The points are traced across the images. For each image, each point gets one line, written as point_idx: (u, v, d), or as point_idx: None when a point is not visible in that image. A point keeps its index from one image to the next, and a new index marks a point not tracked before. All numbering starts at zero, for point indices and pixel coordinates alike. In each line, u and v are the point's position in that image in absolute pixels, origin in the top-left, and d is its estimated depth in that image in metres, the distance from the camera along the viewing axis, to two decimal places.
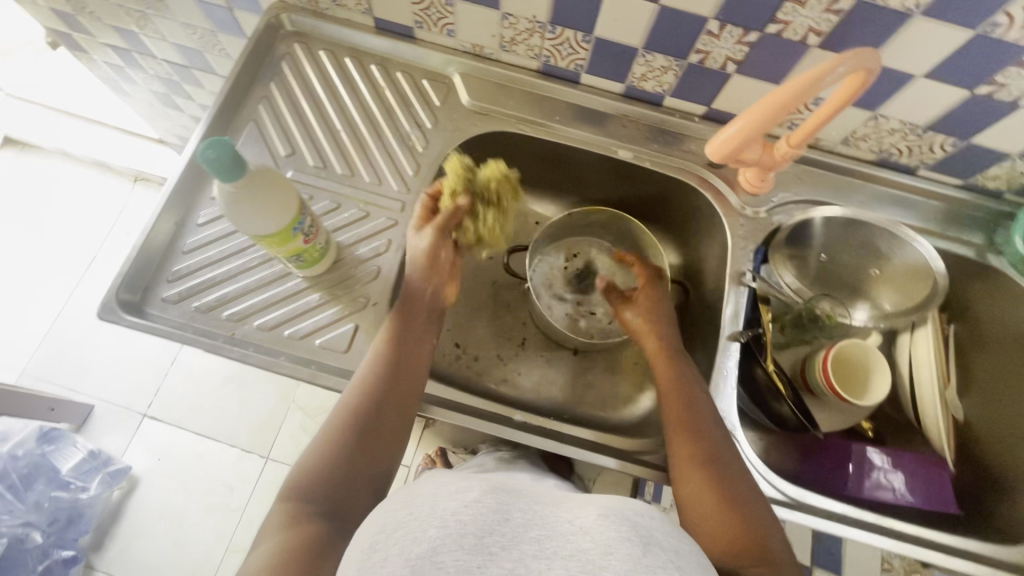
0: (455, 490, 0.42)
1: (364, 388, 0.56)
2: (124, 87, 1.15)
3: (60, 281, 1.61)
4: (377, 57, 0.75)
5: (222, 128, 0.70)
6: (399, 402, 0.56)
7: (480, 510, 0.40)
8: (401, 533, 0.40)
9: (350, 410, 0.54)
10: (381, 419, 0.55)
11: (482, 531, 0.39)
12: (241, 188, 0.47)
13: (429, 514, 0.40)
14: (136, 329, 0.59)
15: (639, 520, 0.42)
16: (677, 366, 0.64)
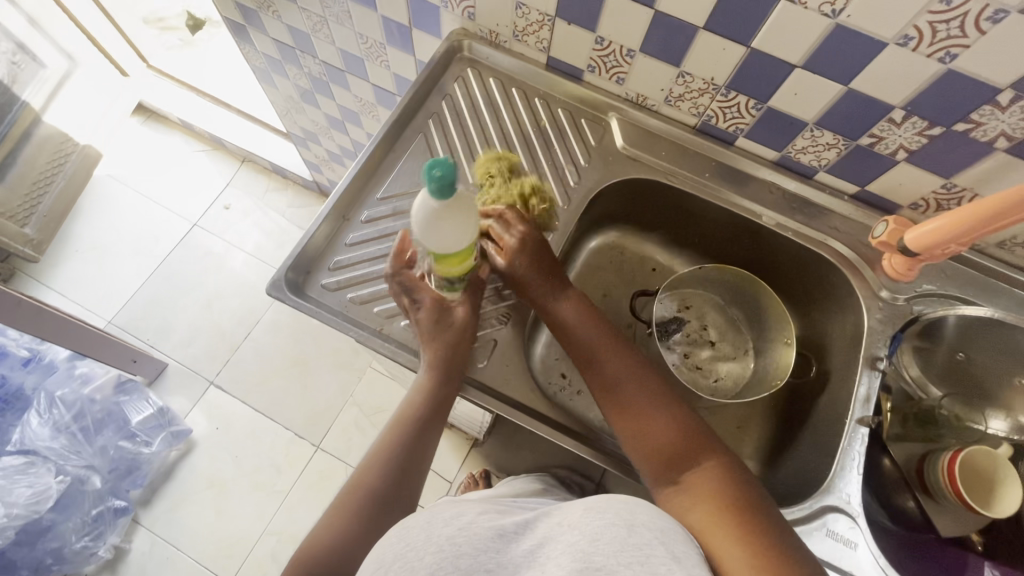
0: (449, 516, 0.46)
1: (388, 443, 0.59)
2: (272, 79, 1.23)
3: (159, 243, 1.71)
4: (541, 92, 0.79)
5: (394, 135, 0.74)
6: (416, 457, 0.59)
7: (479, 531, 0.45)
8: (399, 566, 0.42)
9: (373, 462, 0.58)
10: (403, 469, 0.59)
11: (478, 550, 0.43)
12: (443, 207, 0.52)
13: (425, 542, 0.44)
14: (297, 309, 0.63)
15: (624, 507, 0.44)
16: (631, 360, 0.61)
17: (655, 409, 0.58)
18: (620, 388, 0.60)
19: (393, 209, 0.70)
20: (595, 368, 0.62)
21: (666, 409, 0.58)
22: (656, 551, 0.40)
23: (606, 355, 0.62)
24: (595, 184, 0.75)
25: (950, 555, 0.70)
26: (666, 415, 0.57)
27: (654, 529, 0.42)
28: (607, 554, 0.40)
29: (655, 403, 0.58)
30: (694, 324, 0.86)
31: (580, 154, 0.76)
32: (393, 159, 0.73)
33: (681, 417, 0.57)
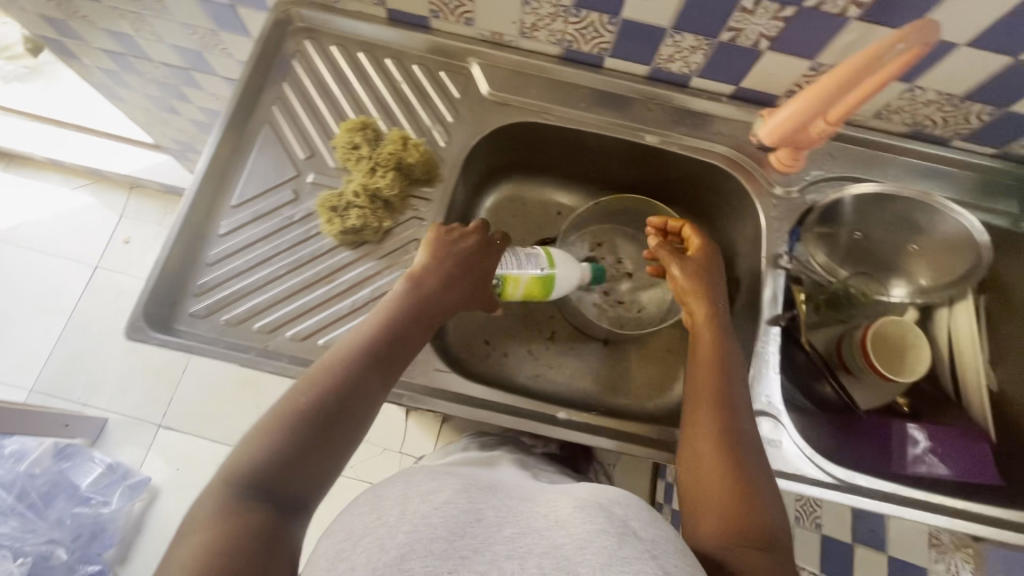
0: (425, 491, 0.43)
1: (343, 362, 0.51)
2: (118, 92, 1.10)
3: (63, 295, 1.58)
4: (390, 50, 0.72)
5: (236, 133, 0.67)
6: (375, 381, 0.51)
7: (453, 510, 0.41)
8: (367, 540, 0.39)
9: (323, 377, 0.49)
10: (359, 392, 0.50)
11: (453, 534, 0.39)
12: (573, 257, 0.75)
13: (397, 520, 0.40)
14: (166, 347, 0.57)
15: (617, 510, 0.41)
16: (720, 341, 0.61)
17: (718, 412, 0.55)
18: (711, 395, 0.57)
19: (252, 214, 0.64)
20: (696, 378, 0.58)
21: (715, 401, 0.56)
22: (645, 564, 0.37)
23: (715, 365, 0.59)
24: (469, 139, 0.69)
25: (873, 421, 0.69)
26: (731, 417, 0.55)
27: (645, 539, 0.39)
28: (593, 566, 0.37)
29: (724, 415, 0.55)
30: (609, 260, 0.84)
31: (445, 110, 0.70)
32: (241, 159, 0.66)
33: (735, 426, 0.54)
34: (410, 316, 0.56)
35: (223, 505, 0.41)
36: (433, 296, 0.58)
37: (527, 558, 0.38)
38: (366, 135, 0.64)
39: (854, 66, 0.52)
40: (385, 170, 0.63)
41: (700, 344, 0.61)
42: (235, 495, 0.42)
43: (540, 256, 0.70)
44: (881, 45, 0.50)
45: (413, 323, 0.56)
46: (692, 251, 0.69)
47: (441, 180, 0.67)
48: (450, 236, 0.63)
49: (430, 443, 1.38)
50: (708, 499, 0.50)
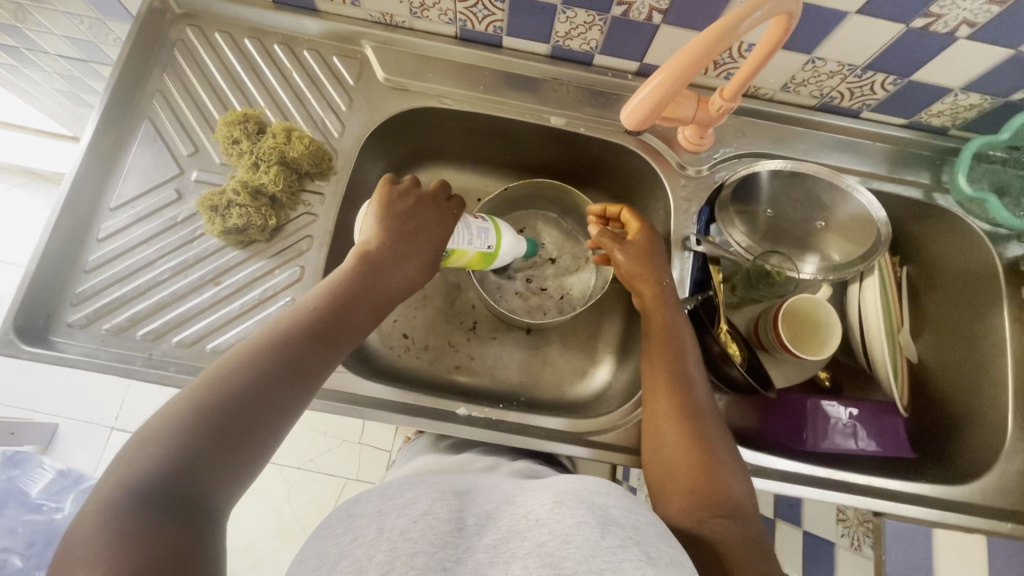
0: (403, 505, 0.41)
1: (280, 346, 0.45)
2: (25, 86, 1.05)
3: (4, 300, 1.53)
4: (279, 36, 0.68)
5: (114, 131, 0.63)
6: (319, 364, 0.46)
7: (435, 524, 0.39)
8: (344, 564, 0.37)
9: (253, 360, 0.43)
10: (301, 374, 0.45)
11: (435, 547, 0.37)
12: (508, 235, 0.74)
13: (376, 539, 0.38)
14: (40, 360, 0.55)
15: (597, 500, 0.41)
16: (671, 316, 0.60)
17: (676, 394, 0.54)
18: (666, 378, 0.56)
19: (133, 216, 0.61)
20: (650, 355, 0.58)
21: (667, 372, 0.56)
22: (629, 554, 0.36)
23: (664, 338, 0.59)
24: (364, 128, 0.67)
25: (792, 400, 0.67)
26: (690, 400, 0.54)
27: (629, 527, 0.39)
28: (578, 559, 0.35)
29: (681, 397, 0.54)
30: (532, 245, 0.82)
31: (338, 99, 0.67)
32: (121, 159, 0.63)
33: (696, 406, 0.54)
34: (356, 297, 0.51)
35: (125, 506, 0.33)
36: (381, 277, 0.54)
37: (513, 560, 0.37)
38: (246, 128, 0.61)
39: (668, 95, 0.49)
40: (269, 164, 0.60)
41: (652, 330, 0.60)
42: (135, 494, 0.34)
43: (488, 232, 0.66)
44: (670, 76, 0.48)
45: (358, 305, 0.51)
46: (631, 234, 0.67)
47: (335, 174, 0.65)
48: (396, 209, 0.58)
49: (389, 434, 1.36)
50: (675, 485, 0.49)
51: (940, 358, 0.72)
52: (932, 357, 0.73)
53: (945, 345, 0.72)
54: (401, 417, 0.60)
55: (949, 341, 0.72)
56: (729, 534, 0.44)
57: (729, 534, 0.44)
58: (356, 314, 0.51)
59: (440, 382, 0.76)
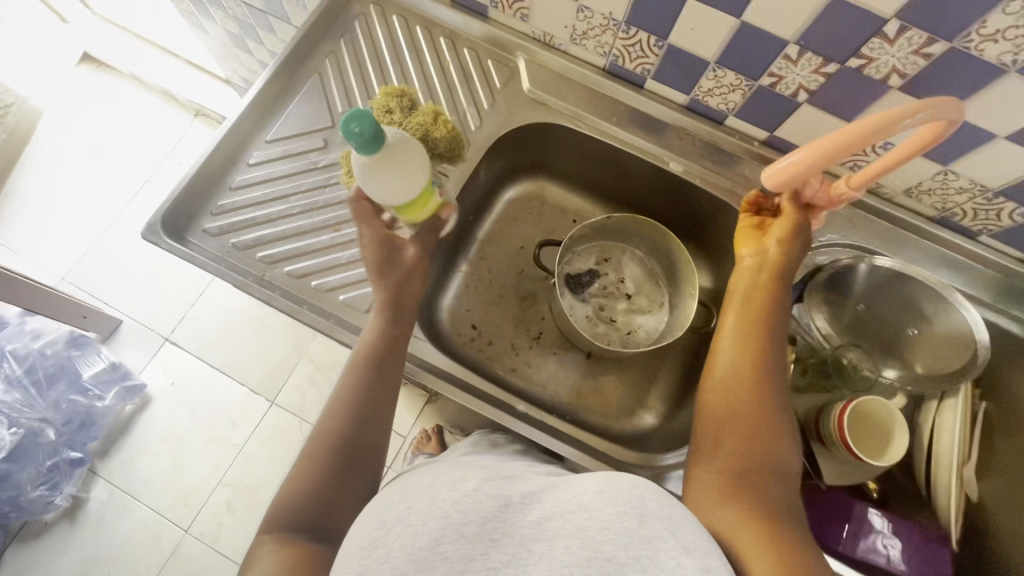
0: (452, 483, 0.45)
1: (340, 410, 0.55)
2: (201, 20, 1.18)
3: (111, 198, 1.66)
4: (447, 30, 0.75)
5: (287, 78, 0.71)
6: (376, 416, 0.56)
7: (482, 500, 0.42)
8: (401, 528, 0.40)
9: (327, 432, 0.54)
10: (369, 404, 0.56)
11: (484, 519, 0.40)
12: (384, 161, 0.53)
13: (429, 506, 0.42)
14: (174, 254, 0.61)
15: (632, 492, 0.42)
16: (767, 319, 0.59)
17: (742, 402, 0.54)
18: (730, 385, 0.55)
19: (282, 152, 0.68)
20: (727, 348, 0.59)
21: (738, 374, 0.56)
22: (663, 543, 0.39)
23: (752, 336, 0.58)
24: (498, 129, 0.72)
25: (836, 496, 0.68)
26: (758, 415, 0.53)
27: (663, 519, 0.41)
28: (617, 545, 0.38)
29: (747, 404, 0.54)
30: (614, 276, 0.85)
31: (483, 97, 0.73)
32: (285, 102, 0.71)
33: (763, 411, 0.53)
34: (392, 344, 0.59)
35: (289, 521, 0.48)
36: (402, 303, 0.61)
37: (554, 538, 0.40)
38: (400, 102, 0.67)
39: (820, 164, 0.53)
40: (411, 139, 0.66)
41: (736, 340, 0.58)
42: (286, 535, 0.46)
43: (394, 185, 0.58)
44: (831, 146, 0.51)
45: (396, 347, 0.59)
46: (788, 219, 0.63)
47: (462, 162, 0.70)
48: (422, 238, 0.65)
49: (409, 420, 1.38)
50: (710, 489, 0.49)
51: (1004, 502, 0.69)
52: (993, 497, 0.70)
53: (1011, 491, 0.69)
54: (464, 398, 0.63)
55: (1017, 486, 0.68)
56: (758, 536, 0.43)
57: (760, 535, 0.43)
58: (394, 358, 0.58)
59: (492, 379, 0.78)
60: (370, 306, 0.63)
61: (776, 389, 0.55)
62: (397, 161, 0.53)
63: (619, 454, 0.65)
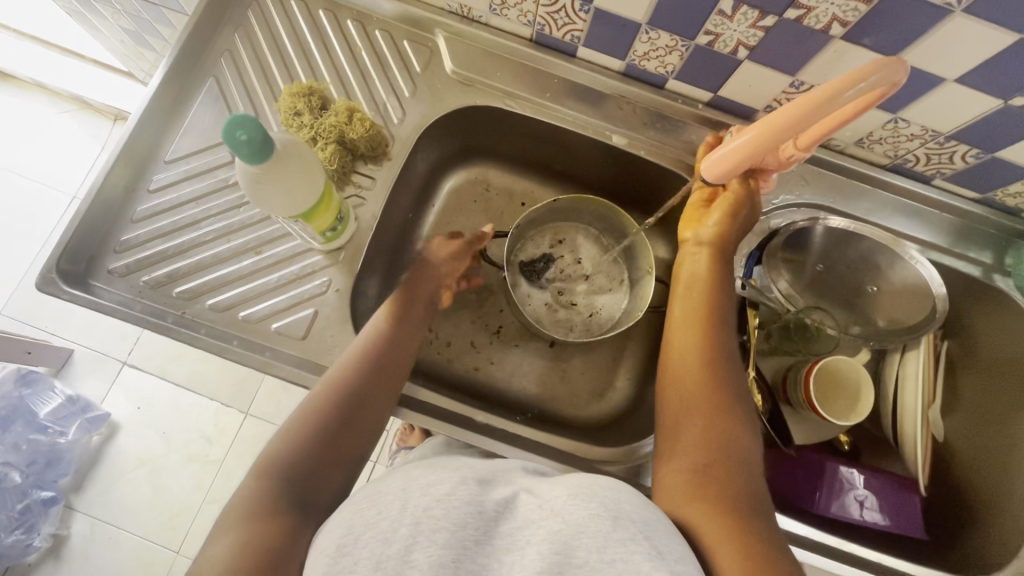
0: (426, 483, 0.41)
1: (321, 408, 0.51)
2: (93, 16, 1.05)
3: (37, 221, 1.53)
4: (354, 11, 0.67)
5: (179, 86, 0.64)
6: (372, 401, 0.54)
7: (460, 501, 0.39)
8: (370, 535, 0.37)
9: (317, 403, 0.52)
10: (354, 414, 0.52)
11: (457, 525, 0.37)
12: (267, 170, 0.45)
13: (400, 512, 0.38)
14: (78, 303, 0.55)
15: (607, 494, 0.40)
16: (712, 296, 0.58)
17: (701, 394, 0.52)
18: (688, 377, 0.54)
19: (184, 173, 0.61)
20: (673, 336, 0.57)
21: (686, 365, 0.55)
22: (639, 546, 0.37)
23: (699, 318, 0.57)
24: (424, 118, 0.66)
25: (810, 458, 0.67)
26: (712, 404, 0.52)
27: (639, 522, 0.38)
28: (590, 549, 0.36)
29: (707, 396, 0.52)
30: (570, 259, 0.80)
31: (403, 85, 0.66)
32: (181, 114, 0.63)
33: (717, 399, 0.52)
34: (403, 334, 0.59)
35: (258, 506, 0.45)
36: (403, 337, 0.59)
37: (527, 545, 0.37)
38: (309, 102, 0.60)
39: (762, 148, 0.49)
40: (326, 142, 0.60)
41: (683, 327, 0.57)
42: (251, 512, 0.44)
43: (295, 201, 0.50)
44: (772, 130, 0.46)
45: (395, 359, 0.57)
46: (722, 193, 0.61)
47: (388, 161, 0.64)
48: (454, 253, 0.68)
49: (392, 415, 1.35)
50: (675, 489, 0.47)
51: (971, 439, 0.70)
52: (961, 439, 0.71)
53: (980, 429, 0.69)
54: (422, 417, 0.59)
55: (983, 425, 0.69)
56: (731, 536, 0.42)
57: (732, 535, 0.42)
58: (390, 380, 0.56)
59: (453, 381, 0.75)
60: (306, 332, 0.59)
61: (731, 377, 0.54)
62: (283, 174, 0.46)
63: (588, 452, 0.63)
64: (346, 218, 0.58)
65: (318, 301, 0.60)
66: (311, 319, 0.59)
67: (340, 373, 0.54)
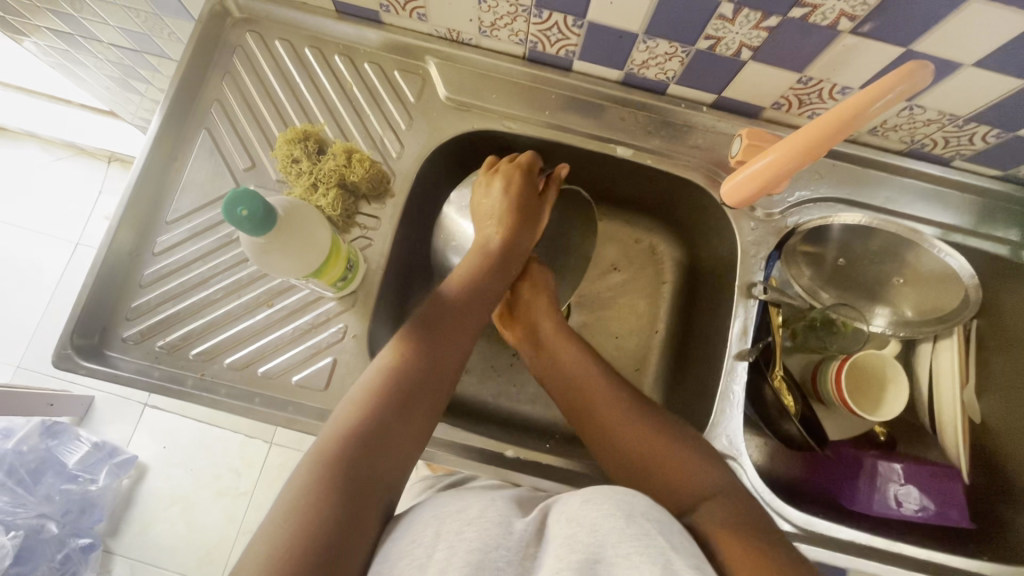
0: (457, 510, 0.44)
1: (359, 426, 0.48)
2: (78, 64, 1.03)
3: (43, 272, 1.53)
4: (341, 46, 0.65)
5: (171, 142, 0.62)
6: (404, 429, 0.50)
7: (486, 524, 0.42)
8: (409, 562, 0.40)
9: (349, 430, 0.48)
10: (392, 429, 0.49)
11: (488, 546, 0.40)
12: (275, 239, 0.44)
13: (434, 539, 0.41)
14: (96, 377, 0.55)
15: (621, 496, 0.42)
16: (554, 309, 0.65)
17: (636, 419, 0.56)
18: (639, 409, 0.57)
19: (187, 231, 0.61)
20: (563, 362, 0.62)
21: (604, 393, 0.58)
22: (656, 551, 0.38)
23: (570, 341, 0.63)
24: (422, 149, 0.64)
25: (843, 452, 0.67)
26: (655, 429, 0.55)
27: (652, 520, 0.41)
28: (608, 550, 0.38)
29: (661, 429, 0.55)
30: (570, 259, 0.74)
31: (399, 117, 0.65)
32: (176, 171, 0.62)
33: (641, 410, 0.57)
34: (444, 351, 0.56)
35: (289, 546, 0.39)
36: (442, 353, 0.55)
37: (550, 555, 0.39)
38: (301, 145, 0.59)
39: (786, 174, 0.51)
40: (327, 188, 0.58)
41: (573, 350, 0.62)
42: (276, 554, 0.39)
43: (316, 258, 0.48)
44: (791, 153, 0.49)
45: (433, 376, 0.54)
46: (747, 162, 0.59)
47: (392, 198, 0.63)
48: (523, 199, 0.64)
49: None
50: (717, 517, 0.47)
51: (1006, 420, 0.67)
52: (996, 418, 0.68)
53: (1015, 406, 0.66)
54: (451, 456, 0.58)
55: (1018, 405, 0.66)
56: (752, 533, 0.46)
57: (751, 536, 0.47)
58: (426, 396, 0.52)
59: (479, 406, 0.73)
60: (327, 382, 0.58)
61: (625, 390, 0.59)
62: (287, 239, 0.45)
63: None
64: (355, 264, 0.57)
65: (335, 349, 0.59)
66: (330, 367, 0.58)
67: (362, 414, 0.49)
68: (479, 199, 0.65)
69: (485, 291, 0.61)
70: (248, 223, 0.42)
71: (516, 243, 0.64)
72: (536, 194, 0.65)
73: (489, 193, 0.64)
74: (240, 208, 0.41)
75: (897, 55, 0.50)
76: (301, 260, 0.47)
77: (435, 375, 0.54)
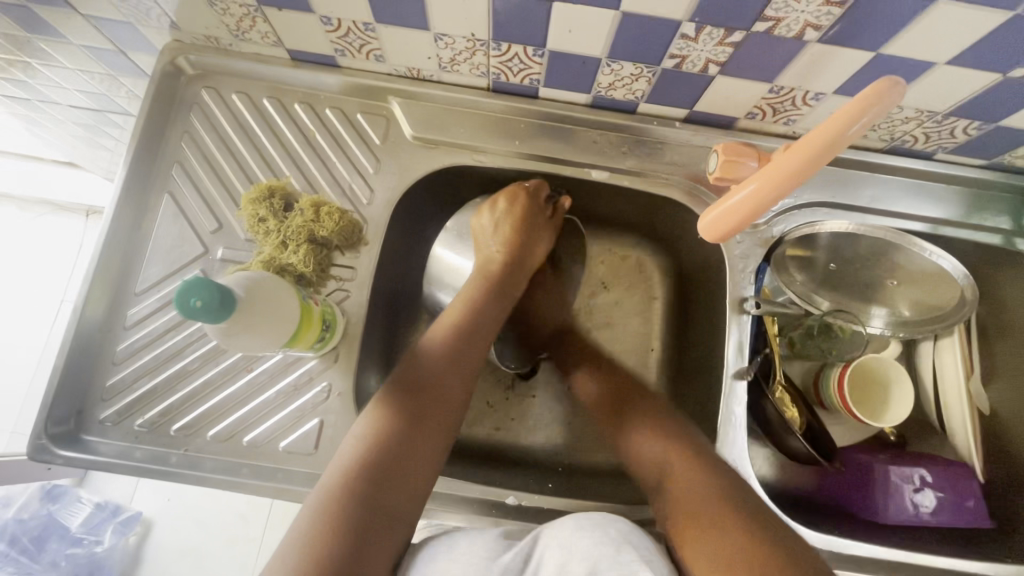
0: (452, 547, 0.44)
1: (376, 442, 0.48)
2: (42, 124, 1.00)
3: (31, 333, 1.50)
4: (300, 94, 0.64)
5: (133, 212, 0.60)
6: (424, 442, 0.50)
7: None
8: None
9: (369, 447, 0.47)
10: (412, 444, 0.49)
11: None
12: (238, 320, 0.43)
13: None
14: (76, 465, 0.53)
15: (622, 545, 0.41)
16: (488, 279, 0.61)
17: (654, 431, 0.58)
18: (680, 463, 0.54)
19: (157, 301, 0.59)
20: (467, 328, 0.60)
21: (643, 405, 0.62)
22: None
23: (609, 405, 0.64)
24: (393, 192, 0.63)
25: (853, 461, 0.64)
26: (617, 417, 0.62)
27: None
28: None
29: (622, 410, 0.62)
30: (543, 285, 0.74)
31: (366, 161, 0.63)
32: (141, 240, 0.60)
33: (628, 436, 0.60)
34: (460, 361, 0.55)
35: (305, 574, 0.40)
36: (458, 359, 0.55)
37: None
38: (260, 205, 0.57)
39: (766, 202, 0.47)
40: (300, 245, 0.56)
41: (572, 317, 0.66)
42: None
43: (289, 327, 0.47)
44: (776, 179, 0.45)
45: (450, 387, 0.53)
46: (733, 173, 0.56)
47: (366, 245, 0.61)
48: (531, 214, 0.64)
49: None
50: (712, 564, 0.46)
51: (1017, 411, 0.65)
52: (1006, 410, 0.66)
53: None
54: (451, 511, 0.56)
55: None
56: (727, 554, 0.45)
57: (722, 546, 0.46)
58: (441, 408, 0.52)
59: (477, 446, 0.71)
60: (316, 445, 0.56)
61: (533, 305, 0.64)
62: (253, 320, 0.44)
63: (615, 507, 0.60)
64: (332, 322, 0.56)
65: (322, 409, 0.57)
66: (317, 429, 0.56)
67: (366, 457, 0.47)
68: (479, 220, 0.65)
69: (477, 327, 0.57)
70: (207, 314, 0.40)
71: (527, 251, 0.65)
72: (541, 219, 0.65)
73: (490, 215, 0.64)
74: (196, 302, 0.39)
75: (867, 60, 0.49)
76: (269, 335, 0.45)
77: (423, 435, 0.50)
